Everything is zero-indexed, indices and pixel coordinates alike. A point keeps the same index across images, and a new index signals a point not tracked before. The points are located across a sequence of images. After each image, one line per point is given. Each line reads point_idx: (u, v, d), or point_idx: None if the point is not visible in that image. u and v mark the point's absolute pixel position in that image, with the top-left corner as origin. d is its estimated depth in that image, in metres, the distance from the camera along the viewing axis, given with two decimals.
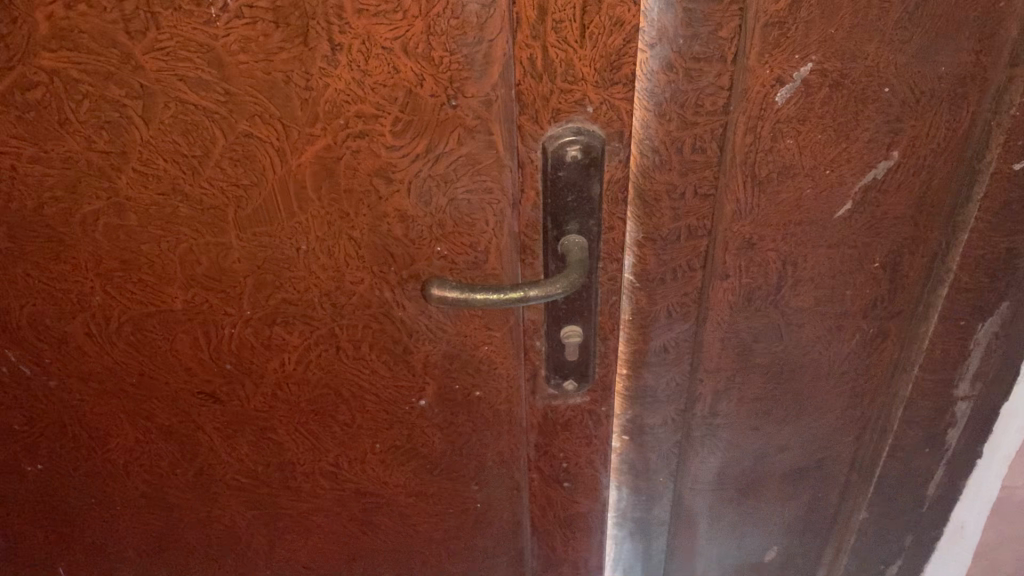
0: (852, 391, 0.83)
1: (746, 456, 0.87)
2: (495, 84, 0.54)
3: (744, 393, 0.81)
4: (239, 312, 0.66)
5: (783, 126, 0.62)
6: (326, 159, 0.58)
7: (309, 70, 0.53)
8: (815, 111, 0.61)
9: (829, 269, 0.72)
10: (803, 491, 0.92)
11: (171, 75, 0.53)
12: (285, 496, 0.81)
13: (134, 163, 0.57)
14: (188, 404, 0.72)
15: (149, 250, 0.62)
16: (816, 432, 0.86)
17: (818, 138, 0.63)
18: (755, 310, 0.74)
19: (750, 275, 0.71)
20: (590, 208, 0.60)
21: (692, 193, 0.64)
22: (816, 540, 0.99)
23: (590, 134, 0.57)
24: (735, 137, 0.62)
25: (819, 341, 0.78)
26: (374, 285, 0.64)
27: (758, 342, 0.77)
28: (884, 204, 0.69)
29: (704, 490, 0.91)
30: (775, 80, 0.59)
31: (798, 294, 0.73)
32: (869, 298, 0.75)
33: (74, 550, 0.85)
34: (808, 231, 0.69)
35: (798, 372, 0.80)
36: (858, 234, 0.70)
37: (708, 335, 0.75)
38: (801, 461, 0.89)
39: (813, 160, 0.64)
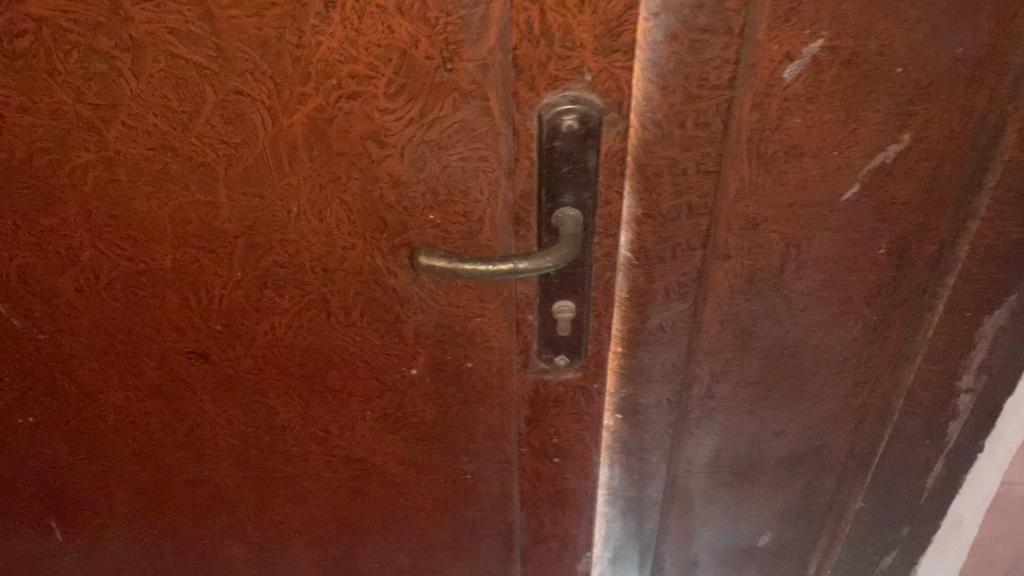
0: (852, 380, 0.81)
1: (742, 440, 0.86)
2: (491, 48, 0.52)
3: (742, 376, 0.80)
4: (229, 274, 0.65)
5: (790, 104, 0.60)
6: (318, 120, 0.56)
7: (301, 27, 0.52)
8: (824, 90, 0.60)
9: (833, 253, 0.70)
10: (800, 477, 0.91)
11: (161, 27, 0.52)
12: (275, 459, 0.80)
13: (123, 118, 0.56)
14: (178, 364, 0.72)
15: (139, 206, 0.61)
16: (814, 419, 0.85)
17: (826, 117, 0.61)
18: (756, 292, 0.72)
19: (752, 256, 0.69)
20: (586, 180, 0.59)
21: (694, 169, 0.63)
22: (811, 528, 0.98)
23: (588, 103, 0.55)
24: (740, 114, 0.60)
25: (820, 326, 0.76)
26: (366, 251, 0.63)
27: (757, 326, 0.75)
28: (892, 188, 0.67)
29: (699, 472, 0.89)
30: (784, 55, 0.57)
31: (801, 278, 0.72)
32: (874, 285, 0.73)
33: (64, 504, 0.85)
34: (813, 212, 0.67)
35: (797, 357, 0.78)
36: (865, 219, 0.68)
37: (706, 316, 0.74)
38: (798, 446, 0.88)
39: (820, 140, 0.63)
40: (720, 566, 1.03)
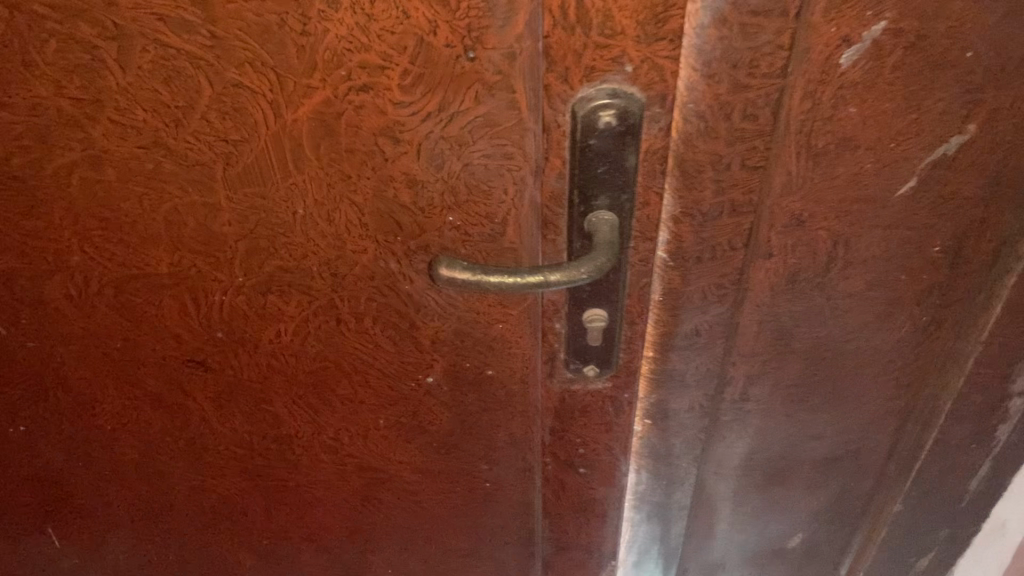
0: (896, 382, 0.76)
1: (776, 442, 0.81)
2: (519, 35, 0.46)
3: (779, 377, 0.74)
4: (230, 279, 0.60)
5: (846, 92, 0.54)
6: (326, 115, 0.51)
7: (306, 13, 0.46)
8: (884, 77, 0.54)
9: (884, 252, 0.65)
10: (836, 480, 0.86)
11: (149, 13, 0.46)
12: (282, 467, 0.76)
13: (110, 113, 0.51)
14: (177, 372, 0.67)
15: (131, 209, 0.56)
16: (855, 422, 0.80)
17: (885, 106, 0.56)
18: (799, 292, 0.67)
19: (797, 255, 0.64)
20: (623, 180, 0.53)
21: (740, 165, 0.57)
22: (844, 531, 0.93)
23: (628, 97, 0.50)
24: (791, 103, 0.54)
25: (865, 328, 0.71)
26: (379, 255, 0.58)
27: (799, 326, 0.70)
28: (953, 181, 0.61)
29: (729, 474, 0.85)
30: (841, 40, 0.51)
31: (848, 278, 0.66)
32: (926, 285, 0.68)
33: (62, 513, 0.81)
34: (864, 209, 0.62)
35: (840, 358, 0.73)
36: (921, 215, 0.63)
37: (744, 316, 0.68)
38: (836, 450, 0.83)
39: (876, 131, 0.57)
40: (748, 566, 0.98)
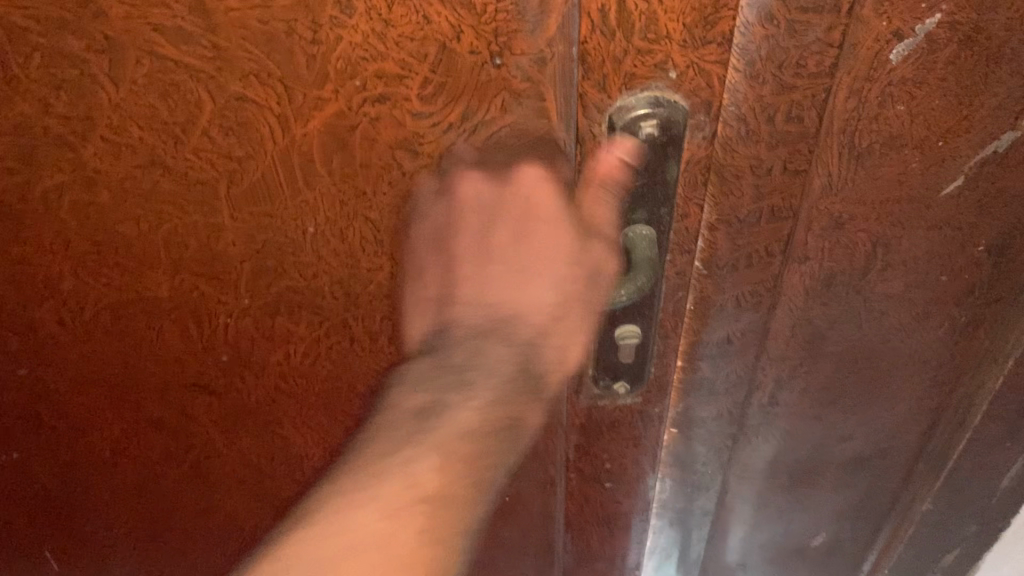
0: (931, 382, 0.73)
1: (804, 445, 0.78)
2: (550, 40, 0.43)
3: (810, 382, 0.71)
4: (235, 301, 0.56)
5: (895, 89, 0.50)
6: (338, 128, 0.47)
7: (317, 19, 0.42)
8: (936, 72, 0.50)
9: (925, 252, 0.61)
10: (862, 480, 0.84)
11: (144, 23, 0.42)
12: (292, 488, 0.72)
13: (102, 131, 0.47)
14: (179, 396, 0.63)
15: (128, 231, 0.52)
16: (885, 421, 0.77)
17: (935, 104, 0.52)
18: (835, 295, 0.64)
19: (834, 257, 0.60)
20: (663, 193, 0.50)
21: (781, 169, 0.52)
22: (868, 526, 0.92)
23: (671, 105, 0.46)
24: (836, 103, 0.50)
25: (902, 329, 0.68)
26: (395, 273, 0.54)
27: (832, 329, 0.66)
28: (1001, 179, 0.58)
29: (754, 477, 0.82)
30: (893, 33, 0.47)
31: (886, 280, 0.63)
32: (967, 285, 0.65)
33: (60, 539, 0.77)
34: (907, 209, 0.58)
35: (875, 359, 0.70)
36: (966, 214, 0.59)
37: (777, 321, 0.65)
38: (865, 449, 0.80)
39: (924, 130, 0.53)
40: (770, 562, 0.96)
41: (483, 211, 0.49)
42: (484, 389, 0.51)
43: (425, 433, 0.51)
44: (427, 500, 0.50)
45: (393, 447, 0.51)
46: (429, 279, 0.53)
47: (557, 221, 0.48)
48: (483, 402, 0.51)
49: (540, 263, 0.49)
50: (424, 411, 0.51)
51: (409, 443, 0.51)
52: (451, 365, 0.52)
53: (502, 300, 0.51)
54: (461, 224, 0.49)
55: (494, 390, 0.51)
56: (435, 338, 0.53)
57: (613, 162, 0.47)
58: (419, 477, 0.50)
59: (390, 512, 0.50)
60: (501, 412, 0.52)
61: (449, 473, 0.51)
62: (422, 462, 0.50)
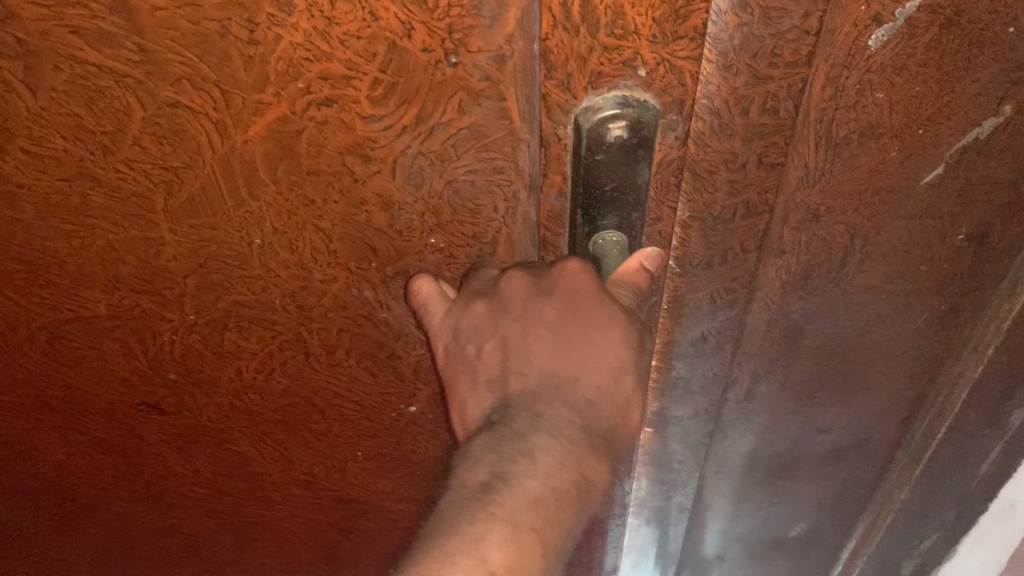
0: (911, 371, 0.71)
1: (781, 440, 0.76)
2: (510, 35, 0.38)
3: (789, 373, 0.69)
4: (181, 318, 0.52)
5: (873, 76, 0.45)
6: (282, 134, 0.43)
7: (253, 18, 0.38)
8: (916, 59, 0.45)
9: (904, 242, 0.58)
10: (841, 470, 0.82)
11: (60, 26, 0.38)
12: (254, 505, 0.69)
13: (23, 143, 0.43)
14: (127, 417, 0.59)
15: (59, 247, 0.48)
16: (864, 413, 0.75)
17: (915, 90, 0.47)
18: (811, 288, 0.61)
19: (812, 251, 0.57)
20: (634, 197, 0.44)
21: (755, 163, 0.47)
22: (847, 517, 0.90)
23: (640, 104, 0.40)
24: (813, 92, 0.45)
25: (880, 320, 0.65)
26: (350, 283, 0.51)
27: (811, 322, 0.64)
28: (984, 165, 0.54)
29: (730, 471, 0.80)
30: (871, 18, 0.42)
31: (865, 270, 0.60)
32: (947, 273, 0.62)
33: (19, 552, 0.75)
34: (887, 199, 0.54)
35: (853, 351, 0.68)
36: (946, 202, 0.56)
37: (753, 315, 0.62)
38: (844, 441, 0.78)
39: (904, 118, 0.48)
40: (744, 551, 0.95)
41: (525, 301, 0.48)
42: (556, 458, 0.44)
43: (492, 503, 0.42)
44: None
45: (466, 510, 0.42)
46: (480, 368, 0.50)
47: (599, 300, 0.47)
48: (542, 473, 0.43)
49: (591, 324, 0.48)
50: (489, 482, 0.43)
51: (477, 520, 0.41)
52: (514, 443, 0.45)
53: (556, 368, 0.48)
54: (508, 312, 0.49)
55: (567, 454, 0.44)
56: (499, 411, 0.47)
57: (635, 267, 0.48)
58: (492, 561, 0.40)
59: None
60: (570, 474, 0.44)
61: (518, 549, 0.40)
62: (479, 533, 0.41)
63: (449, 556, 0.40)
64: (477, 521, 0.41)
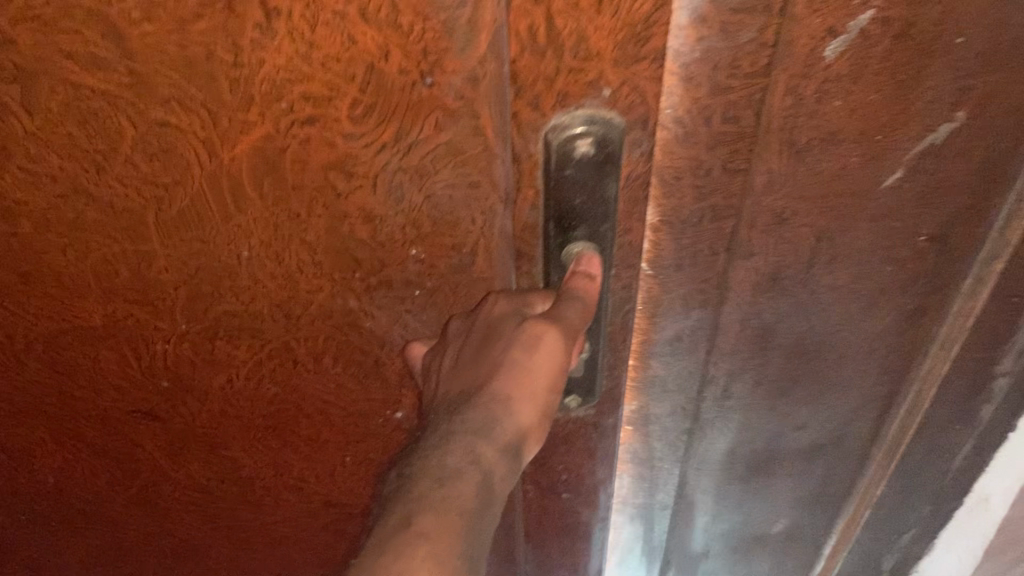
0: (882, 367, 0.72)
1: (758, 437, 0.78)
2: (482, 58, 0.40)
3: (762, 374, 0.70)
4: (172, 327, 0.54)
5: (831, 85, 0.46)
6: (268, 151, 0.45)
7: (237, 41, 0.40)
8: (870, 68, 0.46)
9: (869, 244, 0.59)
10: (818, 465, 0.84)
11: (54, 50, 0.40)
12: (245, 509, 0.71)
13: (20, 160, 0.45)
14: (121, 423, 0.61)
15: (54, 259, 0.50)
16: (839, 408, 0.76)
17: (871, 98, 0.48)
18: (780, 289, 0.61)
19: (780, 252, 0.57)
20: (604, 211, 0.46)
21: (718, 168, 0.49)
22: (826, 512, 0.92)
23: (605, 123, 0.43)
24: (773, 101, 0.46)
25: (847, 321, 0.66)
26: (335, 293, 0.53)
27: (781, 323, 0.64)
28: (941, 170, 0.55)
29: (709, 470, 0.82)
30: (826, 30, 0.43)
31: (832, 271, 0.60)
32: (910, 274, 0.63)
33: (19, 555, 0.77)
34: (846, 203, 0.55)
35: (824, 352, 0.69)
36: (908, 204, 0.57)
37: (726, 317, 0.63)
38: (819, 437, 0.79)
39: (863, 125, 0.49)
40: (726, 546, 0.96)
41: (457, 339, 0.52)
42: (453, 444, 0.44)
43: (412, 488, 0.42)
44: (427, 536, 0.40)
45: (393, 506, 0.42)
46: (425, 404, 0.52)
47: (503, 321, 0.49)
48: (448, 455, 0.43)
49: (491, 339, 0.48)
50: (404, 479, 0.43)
51: (400, 507, 0.41)
52: (423, 445, 0.45)
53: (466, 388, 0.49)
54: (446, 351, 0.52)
55: (460, 440, 0.44)
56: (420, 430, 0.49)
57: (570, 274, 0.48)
58: (417, 526, 0.40)
59: (397, 553, 0.39)
60: (474, 450, 0.44)
61: (441, 519, 0.40)
62: (404, 516, 0.41)
63: (382, 538, 0.40)
64: (400, 505, 0.41)
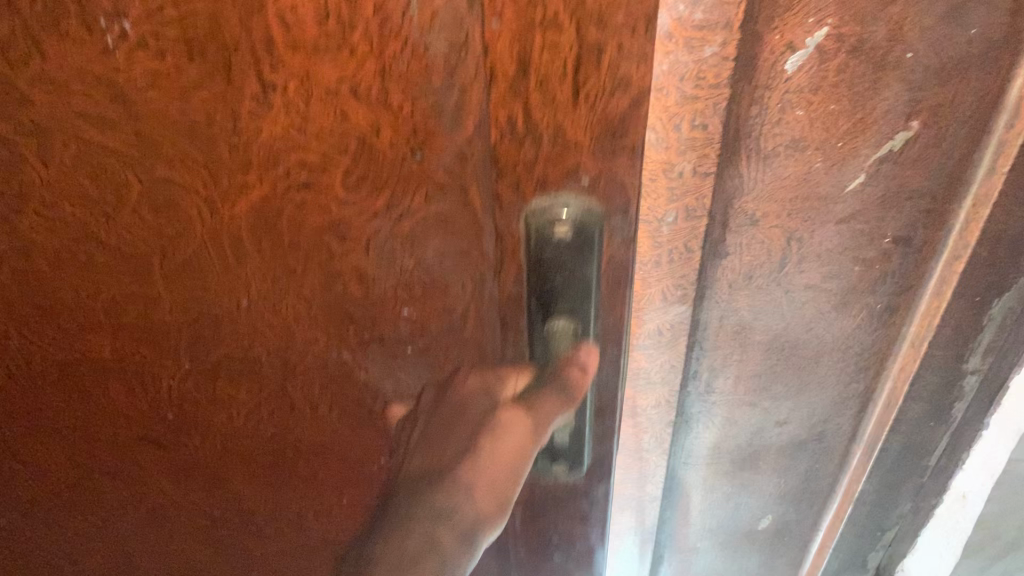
0: (856, 367, 0.70)
1: (739, 433, 0.75)
2: (469, 138, 0.42)
3: (741, 368, 0.68)
4: (176, 365, 0.57)
5: (793, 97, 0.48)
6: (265, 211, 0.47)
7: (236, 111, 0.43)
8: (830, 80, 0.48)
9: (838, 245, 0.58)
10: (803, 465, 0.80)
11: (67, 110, 0.43)
12: (246, 538, 0.73)
13: (35, 207, 0.48)
14: (128, 449, 0.64)
15: (67, 297, 0.53)
16: (818, 407, 0.73)
17: (833, 108, 0.49)
18: (756, 288, 0.61)
19: (752, 254, 0.58)
20: (585, 291, 0.47)
21: (692, 171, 0.48)
22: (812, 515, 0.87)
23: (586, 210, 0.43)
24: (741, 109, 0.48)
25: (821, 318, 0.64)
26: (330, 345, 0.55)
27: (758, 320, 0.63)
28: (900, 176, 0.55)
29: (697, 465, 0.79)
30: (786, 45, 0.46)
31: (803, 272, 0.60)
32: (879, 274, 0.61)
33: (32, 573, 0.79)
34: (818, 207, 0.55)
35: (801, 348, 0.66)
36: (870, 210, 0.56)
37: (706, 310, 0.62)
38: (801, 437, 0.76)
39: (824, 133, 0.51)
40: (726, 552, 0.92)
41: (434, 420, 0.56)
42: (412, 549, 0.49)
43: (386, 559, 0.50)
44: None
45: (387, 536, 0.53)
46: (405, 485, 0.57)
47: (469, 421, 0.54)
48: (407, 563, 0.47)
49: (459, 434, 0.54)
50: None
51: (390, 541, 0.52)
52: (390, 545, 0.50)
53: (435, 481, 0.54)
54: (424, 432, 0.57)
55: (417, 535, 0.50)
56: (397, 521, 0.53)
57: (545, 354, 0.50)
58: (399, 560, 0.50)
59: None
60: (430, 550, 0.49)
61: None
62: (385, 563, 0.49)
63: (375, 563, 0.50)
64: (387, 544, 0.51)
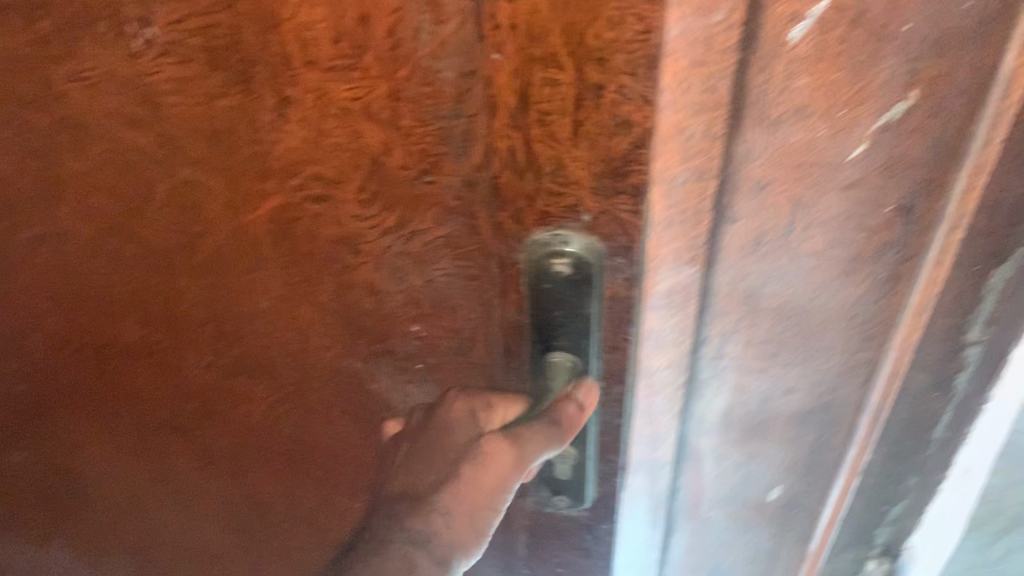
0: (864, 335, 0.57)
1: (748, 399, 0.62)
2: (477, 166, 0.41)
3: (753, 332, 0.56)
4: (197, 357, 0.58)
5: (797, 67, 0.40)
6: (283, 220, 0.48)
7: (255, 122, 0.44)
8: (832, 51, 0.40)
9: (848, 212, 0.48)
10: (816, 435, 0.66)
11: (99, 107, 0.45)
12: (263, 529, 0.74)
13: (70, 196, 0.50)
14: (153, 431, 0.66)
15: (98, 283, 0.55)
16: (824, 373, 0.60)
17: (834, 78, 0.41)
18: (768, 252, 0.50)
19: (764, 218, 0.48)
20: (583, 327, 0.46)
21: (702, 135, 0.41)
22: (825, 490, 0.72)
23: (584, 249, 0.43)
24: (748, 77, 0.40)
25: (835, 280, 0.53)
26: (343, 354, 0.56)
27: (774, 283, 0.52)
28: (903, 145, 0.45)
29: (706, 433, 0.65)
30: (789, 16, 0.38)
31: (816, 236, 0.49)
32: (893, 229, 0.51)
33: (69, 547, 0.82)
34: (825, 173, 0.46)
35: (816, 307, 0.54)
36: (882, 175, 0.47)
37: (718, 276, 0.51)
38: (811, 408, 0.63)
39: (831, 100, 0.42)
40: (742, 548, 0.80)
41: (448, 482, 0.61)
42: None
43: None
44: None
45: None
46: None
47: None
48: None
49: None
50: None
51: None
52: None
53: None
54: None
55: None
56: None
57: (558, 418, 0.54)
58: None
59: None
60: None
61: None
62: None
63: None
64: None
